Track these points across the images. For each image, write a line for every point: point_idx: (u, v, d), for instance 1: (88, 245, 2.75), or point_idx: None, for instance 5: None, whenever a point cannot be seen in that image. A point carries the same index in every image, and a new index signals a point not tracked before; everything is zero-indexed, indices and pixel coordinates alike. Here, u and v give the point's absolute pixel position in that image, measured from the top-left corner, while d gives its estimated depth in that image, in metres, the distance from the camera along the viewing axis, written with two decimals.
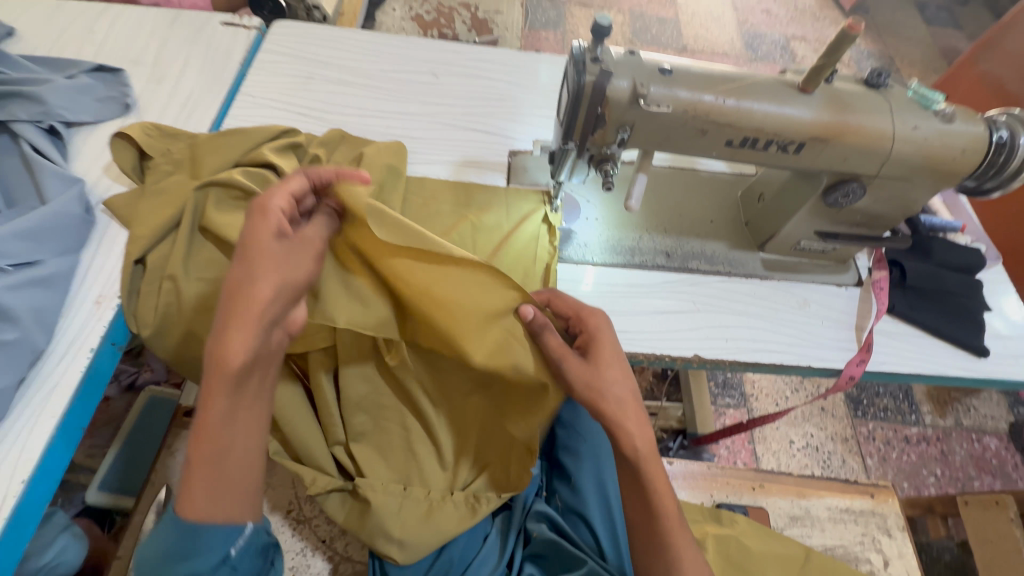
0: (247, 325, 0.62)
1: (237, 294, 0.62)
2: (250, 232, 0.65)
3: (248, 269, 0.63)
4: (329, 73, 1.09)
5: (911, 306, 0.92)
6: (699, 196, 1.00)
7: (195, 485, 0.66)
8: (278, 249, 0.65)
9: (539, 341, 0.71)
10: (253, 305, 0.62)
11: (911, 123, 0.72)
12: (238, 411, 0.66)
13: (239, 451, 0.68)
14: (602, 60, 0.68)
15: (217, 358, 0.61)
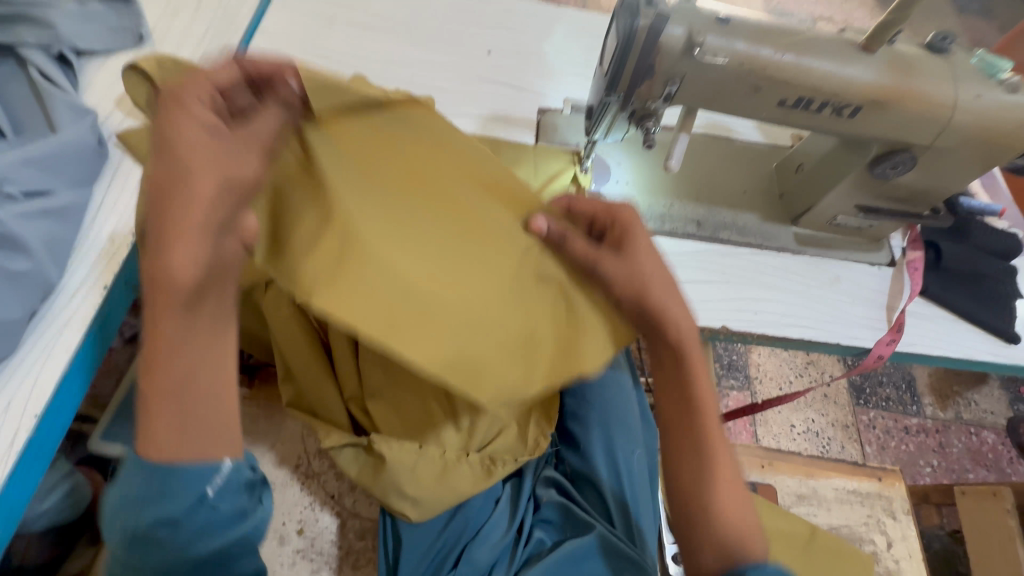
0: (187, 233, 0.48)
1: (167, 196, 0.49)
2: (167, 126, 0.50)
3: (179, 165, 0.49)
4: (352, 16, 1.03)
5: (944, 289, 0.90)
6: (734, 166, 0.96)
7: (162, 426, 0.55)
8: (203, 136, 0.50)
9: (561, 253, 0.62)
10: (193, 203, 0.48)
11: (974, 91, 0.69)
12: (195, 333, 0.55)
13: (203, 375, 0.56)
14: (656, 5, 0.64)
15: (161, 274, 0.49)
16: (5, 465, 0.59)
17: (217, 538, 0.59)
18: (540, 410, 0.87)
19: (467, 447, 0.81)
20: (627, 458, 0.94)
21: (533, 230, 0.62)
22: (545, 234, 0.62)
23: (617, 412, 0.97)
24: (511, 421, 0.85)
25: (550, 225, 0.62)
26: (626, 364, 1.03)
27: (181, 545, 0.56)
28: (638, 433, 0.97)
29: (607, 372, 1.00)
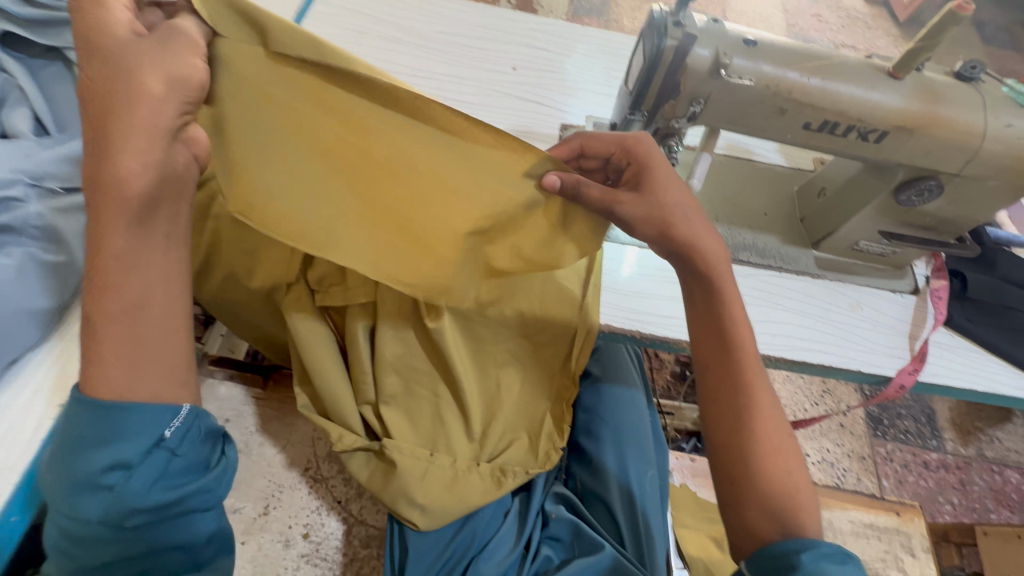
0: (136, 132, 0.51)
1: (114, 100, 0.52)
2: (95, 34, 0.51)
3: (124, 72, 0.51)
4: (382, 29, 1.06)
5: (970, 320, 0.88)
6: (755, 187, 0.96)
7: (104, 348, 0.55)
8: (131, 38, 0.52)
9: (577, 201, 0.62)
10: (142, 104, 0.51)
11: (1003, 119, 0.68)
12: (148, 254, 0.56)
13: (157, 301, 0.57)
14: (684, 25, 0.65)
15: (113, 181, 0.52)
16: (27, 452, 0.60)
17: (170, 491, 0.58)
18: (551, 423, 0.86)
19: (479, 457, 0.81)
20: (639, 477, 0.92)
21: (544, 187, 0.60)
22: (557, 189, 0.60)
23: (630, 430, 0.97)
24: (522, 431, 0.84)
25: (563, 180, 0.60)
26: (639, 384, 1.04)
27: (131, 491, 0.55)
28: (651, 453, 0.96)
29: (621, 391, 1.01)
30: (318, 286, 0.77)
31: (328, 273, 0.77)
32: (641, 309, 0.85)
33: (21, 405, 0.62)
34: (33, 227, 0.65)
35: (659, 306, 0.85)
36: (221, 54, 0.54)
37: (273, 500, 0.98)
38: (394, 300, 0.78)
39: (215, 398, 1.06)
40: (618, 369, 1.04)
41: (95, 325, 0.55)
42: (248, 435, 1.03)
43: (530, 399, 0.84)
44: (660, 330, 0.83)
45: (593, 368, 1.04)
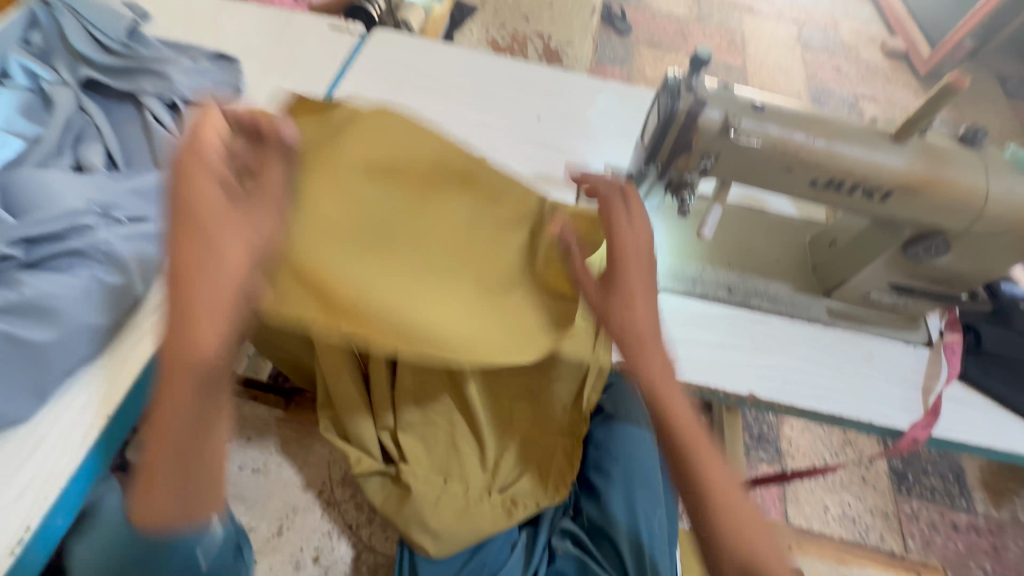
0: (214, 315, 0.56)
1: (194, 259, 0.57)
2: (186, 200, 0.59)
3: (209, 248, 0.57)
4: (418, 80, 1.16)
5: (986, 374, 0.88)
6: (767, 236, 0.99)
7: (162, 488, 0.58)
8: (217, 198, 0.60)
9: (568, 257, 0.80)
10: (216, 275, 0.57)
11: (1006, 183, 0.71)
12: (211, 413, 0.59)
13: (210, 446, 0.61)
14: (696, 90, 0.70)
15: (191, 360, 0.56)
16: (75, 459, 0.64)
17: None
18: (561, 460, 0.86)
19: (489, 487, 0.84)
20: (647, 516, 0.92)
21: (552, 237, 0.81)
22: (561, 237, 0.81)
23: (639, 468, 0.97)
24: (532, 464, 0.86)
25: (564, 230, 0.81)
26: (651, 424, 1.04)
27: None
28: (660, 494, 0.96)
29: (632, 430, 1.01)
30: None
31: None
32: None
33: (70, 414, 0.67)
34: (100, 252, 0.72)
35: (670, 348, 0.88)
36: (305, 195, 0.76)
37: (288, 521, 1.00)
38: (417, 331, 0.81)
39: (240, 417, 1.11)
40: (630, 408, 1.05)
41: (150, 466, 0.59)
42: (268, 455, 1.07)
43: (542, 432, 0.86)
44: (672, 372, 0.86)
45: (606, 405, 1.05)
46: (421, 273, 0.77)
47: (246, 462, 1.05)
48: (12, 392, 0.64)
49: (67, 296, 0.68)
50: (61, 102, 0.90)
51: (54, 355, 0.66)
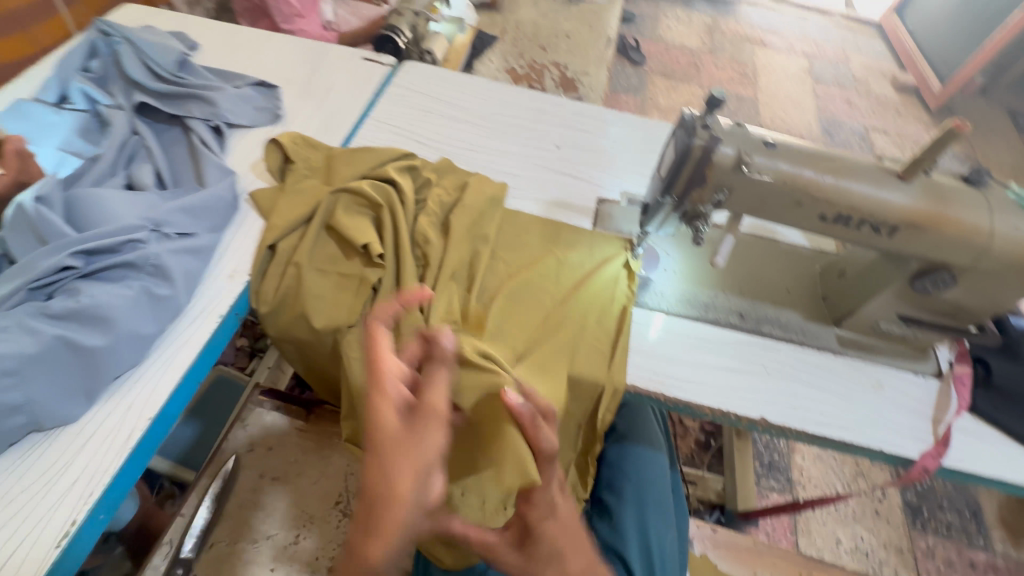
0: (385, 534, 0.55)
1: (380, 518, 0.56)
2: (377, 419, 0.61)
3: (388, 497, 0.56)
4: (444, 109, 1.22)
5: (996, 408, 0.89)
6: (779, 265, 1.02)
7: None
8: (395, 426, 0.61)
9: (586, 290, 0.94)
10: (398, 510, 0.56)
11: (1010, 222, 0.74)
12: None
13: None
14: (711, 128, 0.75)
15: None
16: (118, 459, 0.68)
17: None
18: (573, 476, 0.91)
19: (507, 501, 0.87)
20: (659, 539, 0.94)
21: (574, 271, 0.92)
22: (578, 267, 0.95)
23: (651, 491, 0.99)
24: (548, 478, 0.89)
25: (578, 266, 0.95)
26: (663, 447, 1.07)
27: None
28: (671, 515, 0.98)
29: (644, 451, 1.04)
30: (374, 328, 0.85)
31: None
32: (665, 373, 0.90)
33: (116, 415, 0.71)
34: (150, 264, 0.78)
35: (682, 371, 0.90)
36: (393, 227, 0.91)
37: (304, 530, 1.02)
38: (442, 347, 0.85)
39: (261, 426, 1.14)
40: (642, 430, 1.08)
41: None
42: (287, 464, 1.10)
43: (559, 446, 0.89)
44: (684, 394, 0.88)
45: (619, 426, 1.08)
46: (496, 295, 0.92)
47: (265, 470, 1.08)
48: (65, 392, 0.69)
49: (119, 305, 0.73)
50: (117, 124, 0.97)
51: (105, 360, 0.71)
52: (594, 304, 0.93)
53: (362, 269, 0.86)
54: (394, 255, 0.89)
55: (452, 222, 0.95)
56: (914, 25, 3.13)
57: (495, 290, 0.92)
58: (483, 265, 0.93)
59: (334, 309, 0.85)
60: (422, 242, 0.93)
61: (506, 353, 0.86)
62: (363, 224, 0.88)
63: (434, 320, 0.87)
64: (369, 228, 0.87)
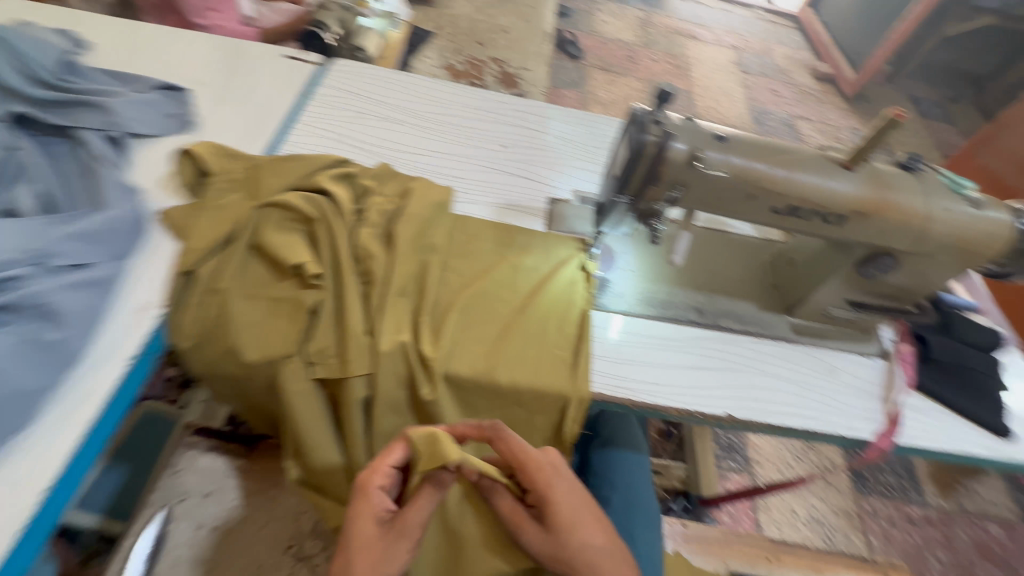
0: None
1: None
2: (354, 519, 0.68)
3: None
4: (380, 110, 1.14)
5: (935, 382, 0.94)
6: (731, 256, 1.03)
7: None
8: (372, 534, 0.67)
9: (547, 293, 0.91)
10: None
11: (944, 206, 0.76)
12: None
13: None
14: (662, 123, 0.72)
15: None
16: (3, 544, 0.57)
17: None
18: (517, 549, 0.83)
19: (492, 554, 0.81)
20: (647, 549, 0.93)
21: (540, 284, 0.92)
22: (544, 279, 0.93)
23: (637, 499, 0.98)
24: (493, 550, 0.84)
25: (541, 281, 0.93)
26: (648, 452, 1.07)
27: None
28: (656, 523, 0.97)
29: (627, 456, 1.04)
30: (316, 357, 0.77)
31: (327, 345, 0.78)
32: (630, 376, 0.88)
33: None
34: (34, 305, 0.66)
35: (645, 372, 0.88)
36: (332, 241, 0.82)
37: None
38: (393, 371, 0.79)
39: (196, 470, 1.01)
40: (625, 435, 1.08)
41: None
42: (230, 509, 0.99)
43: None
44: (649, 398, 0.86)
45: (604, 432, 1.08)
46: (449, 305, 0.86)
47: (204, 520, 0.97)
48: None
49: None
50: None
51: None
52: (553, 311, 0.90)
53: (297, 291, 0.78)
54: (333, 273, 0.81)
55: (396, 234, 0.88)
56: (827, 17, 3.32)
57: (448, 303, 0.86)
58: (433, 277, 0.87)
59: (271, 340, 0.76)
60: (364, 256, 0.84)
61: (463, 370, 0.80)
62: (294, 241, 0.79)
63: (383, 343, 0.78)
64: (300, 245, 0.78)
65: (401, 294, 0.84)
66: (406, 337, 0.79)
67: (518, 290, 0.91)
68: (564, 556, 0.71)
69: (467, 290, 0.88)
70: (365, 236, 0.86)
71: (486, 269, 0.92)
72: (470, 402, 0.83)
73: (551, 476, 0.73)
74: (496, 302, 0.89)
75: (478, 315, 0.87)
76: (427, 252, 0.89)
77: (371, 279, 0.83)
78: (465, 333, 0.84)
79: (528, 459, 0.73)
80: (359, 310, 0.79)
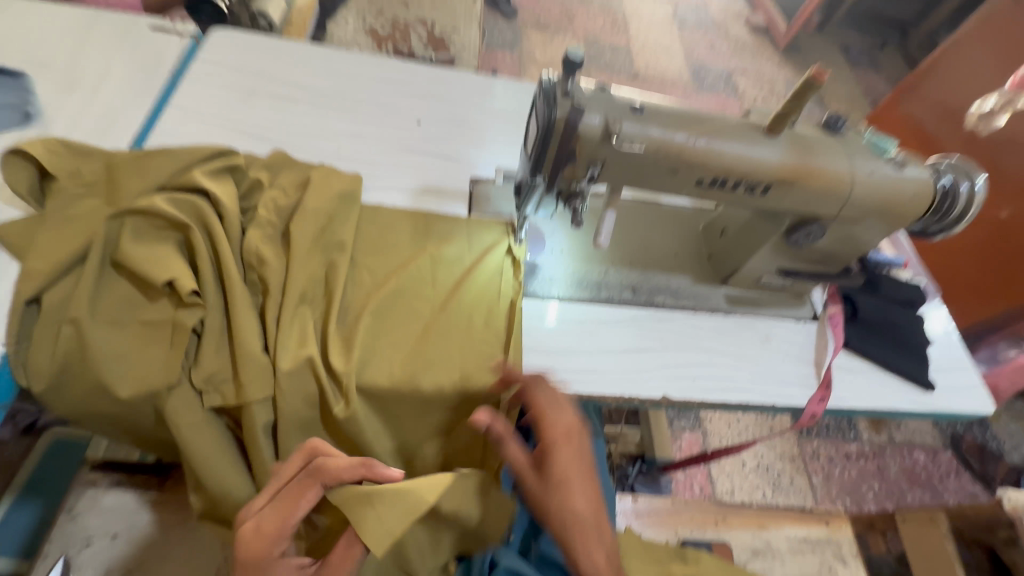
0: None
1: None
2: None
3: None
4: (273, 88, 1.01)
5: (864, 341, 0.94)
6: (665, 228, 0.99)
7: None
8: None
9: (472, 285, 0.85)
10: None
11: (868, 168, 0.74)
12: None
13: None
14: (572, 94, 0.65)
15: None
16: None
17: None
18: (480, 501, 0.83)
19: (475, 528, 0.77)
20: None
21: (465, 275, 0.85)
22: (469, 269, 0.86)
23: None
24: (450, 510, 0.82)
25: (465, 272, 0.86)
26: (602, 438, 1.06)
27: None
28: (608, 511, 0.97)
29: None
30: (206, 384, 0.68)
31: (218, 368, 0.69)
32: (564, 367, 0.83)
33: None
34: None
35: (579, 361, 0.84)
36: (214, 250, 0.71)
37: None
38: (299, 391, 0.70)
39: (99, 510, 0.90)
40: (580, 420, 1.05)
41: None
42: (141, 550, 0.88)
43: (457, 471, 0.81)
44: (584, 388, 0.82)
45: None
46: (362, 309, 0.78)
47: (112, 565, 0.87)
48: None
49: None
50: None
51: None
52: (479, 305, 0.83)
53: (174, 311, 0.67)
54: (218, 286, 0.70)
55: (293, 234, 0.77)
56: None
57: (360, 307, 0.78)
58: (340, 279, 0.77)
59: (146, 371, 0.66)
60: (256, 263, 0.74)
61: (380, 381, 0.73)
62: (162, 253, 0.68)
63: (284, 361, 0.70)
64: (169, 258, 0.67)
65: (303, 302, 0.75)
66: (310, 351, 0.71)
67: (439, 285, 0.84)
68: (552, 513, 0.68)
69: (382, 291, 0.80)
70: (255, 239, 0.75)
71: (402, 264, 0.84)
72: (393, 413, 0.76)
73: (567, 436, 0.72)
74: (416, 301, 0.81)
75: (396, 318, 0.79)
76: (332, 251, 0.80)
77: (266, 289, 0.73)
78: (380, 341, 0.77)
79: (550, 416, 0.72)
80: (252, 327, 0.70)
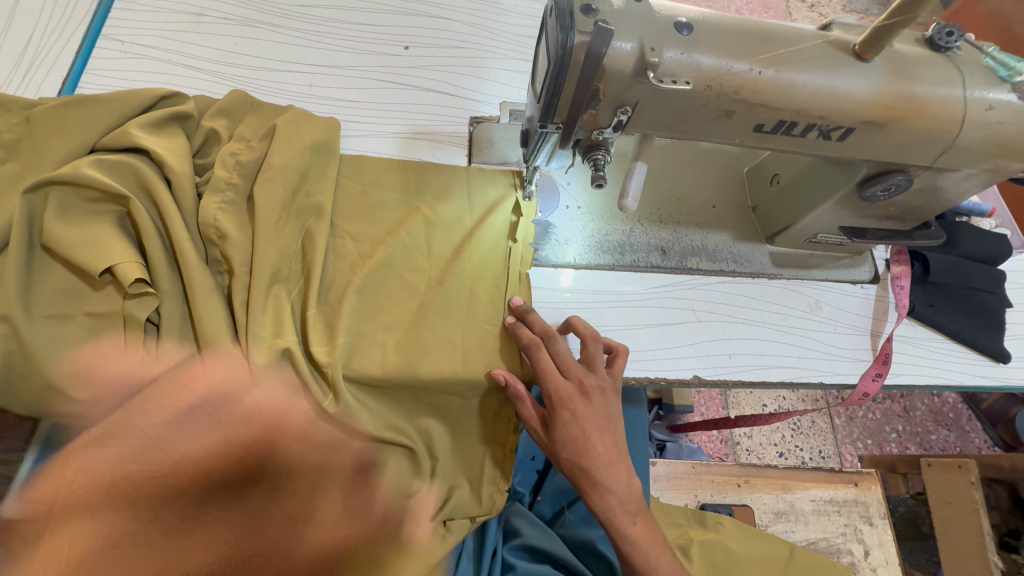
0: None
1: None
2: None
3: None
4: (227, 10, 0.84)
5: (929, 305, 0.82)
6: (701, 174, 0.83)
7: None
8: None
9: (474, 251, 0.73)
10: None
11: (984, 100, 0.56)
12: None
13: None
14: (596, 12, 0.48)
15: None
16: None
17: None
18: (493, 471, 0.72)
19: (495, 485, 0.72)
20: None
21: (468, 238, 0.73)
22: (473, 232, 0.74)
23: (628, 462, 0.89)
24: (462, 477, 0.72)
25: (466, 237, 0.73)
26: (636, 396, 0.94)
27: None
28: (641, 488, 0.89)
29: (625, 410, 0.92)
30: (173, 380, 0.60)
31: (185, 363, 0.60)
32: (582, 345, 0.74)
33: None
34: None
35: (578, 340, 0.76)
36: (167, 224, 0.60)
37: None
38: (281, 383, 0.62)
39: None
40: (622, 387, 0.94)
41: None
42: None
43: (464, 451, 0.72)
44: None
45: None
46: (348, 287, 0.68)
47: None
48: None
49: None
50: None
51: None
52: (482, 276, 0.72)
53: (123, 302, 0.58)
54: (174, 270, 0.60)
55: (257, 198, 0.64)
56: None
57: (345, 284, 0.68)
58: (320, 252, 0.66)
59: (100, 367, 0.57)
60: (217, 237, 0.63)
61: (371, 369, 0.65)
62: (99, 234, 0.57)
63: (257, 352, 0.60)
64: (108, 240, 0.56)
65: (279, 280, 0.64)
66: (289, 340, 0.62)
67: (439, 254, 0.72)
68: (562, 465, 0.66)
69: (370, 264, 0.69)
70: (213, 207, 0.63)
71: (393, 229, 0.72)
72: (390, 400, 0.68)
73: (572, 397, 0.64)
74: (410, 273, 0.70)
75: (390, 295, 0.69)
76: (307, 217, 0.68)
77: (232, 268, 0.62)
78: (372, 325, 0.67)
79: (552, 380, 0.64)
80: (221, 314, 0.60)
